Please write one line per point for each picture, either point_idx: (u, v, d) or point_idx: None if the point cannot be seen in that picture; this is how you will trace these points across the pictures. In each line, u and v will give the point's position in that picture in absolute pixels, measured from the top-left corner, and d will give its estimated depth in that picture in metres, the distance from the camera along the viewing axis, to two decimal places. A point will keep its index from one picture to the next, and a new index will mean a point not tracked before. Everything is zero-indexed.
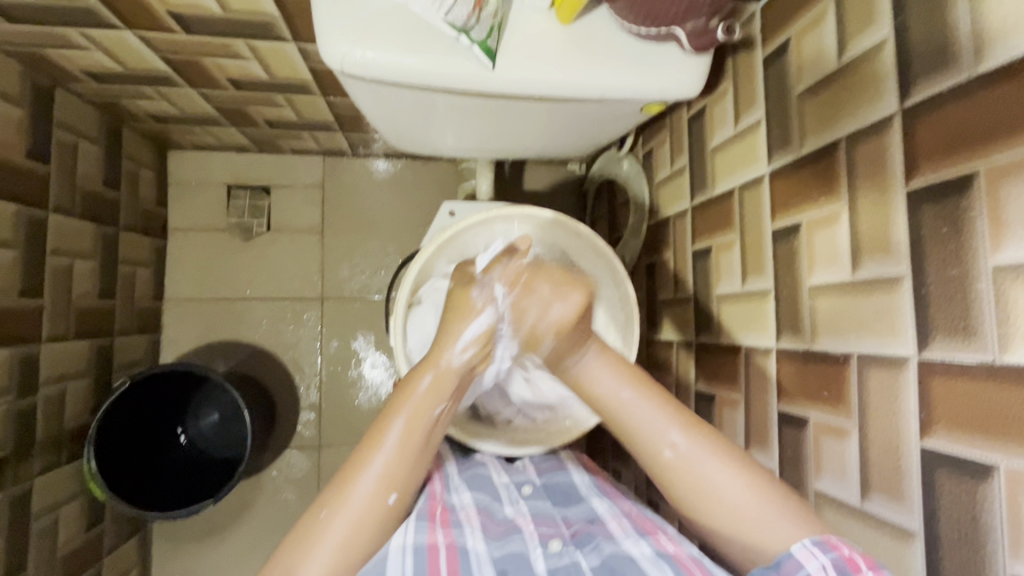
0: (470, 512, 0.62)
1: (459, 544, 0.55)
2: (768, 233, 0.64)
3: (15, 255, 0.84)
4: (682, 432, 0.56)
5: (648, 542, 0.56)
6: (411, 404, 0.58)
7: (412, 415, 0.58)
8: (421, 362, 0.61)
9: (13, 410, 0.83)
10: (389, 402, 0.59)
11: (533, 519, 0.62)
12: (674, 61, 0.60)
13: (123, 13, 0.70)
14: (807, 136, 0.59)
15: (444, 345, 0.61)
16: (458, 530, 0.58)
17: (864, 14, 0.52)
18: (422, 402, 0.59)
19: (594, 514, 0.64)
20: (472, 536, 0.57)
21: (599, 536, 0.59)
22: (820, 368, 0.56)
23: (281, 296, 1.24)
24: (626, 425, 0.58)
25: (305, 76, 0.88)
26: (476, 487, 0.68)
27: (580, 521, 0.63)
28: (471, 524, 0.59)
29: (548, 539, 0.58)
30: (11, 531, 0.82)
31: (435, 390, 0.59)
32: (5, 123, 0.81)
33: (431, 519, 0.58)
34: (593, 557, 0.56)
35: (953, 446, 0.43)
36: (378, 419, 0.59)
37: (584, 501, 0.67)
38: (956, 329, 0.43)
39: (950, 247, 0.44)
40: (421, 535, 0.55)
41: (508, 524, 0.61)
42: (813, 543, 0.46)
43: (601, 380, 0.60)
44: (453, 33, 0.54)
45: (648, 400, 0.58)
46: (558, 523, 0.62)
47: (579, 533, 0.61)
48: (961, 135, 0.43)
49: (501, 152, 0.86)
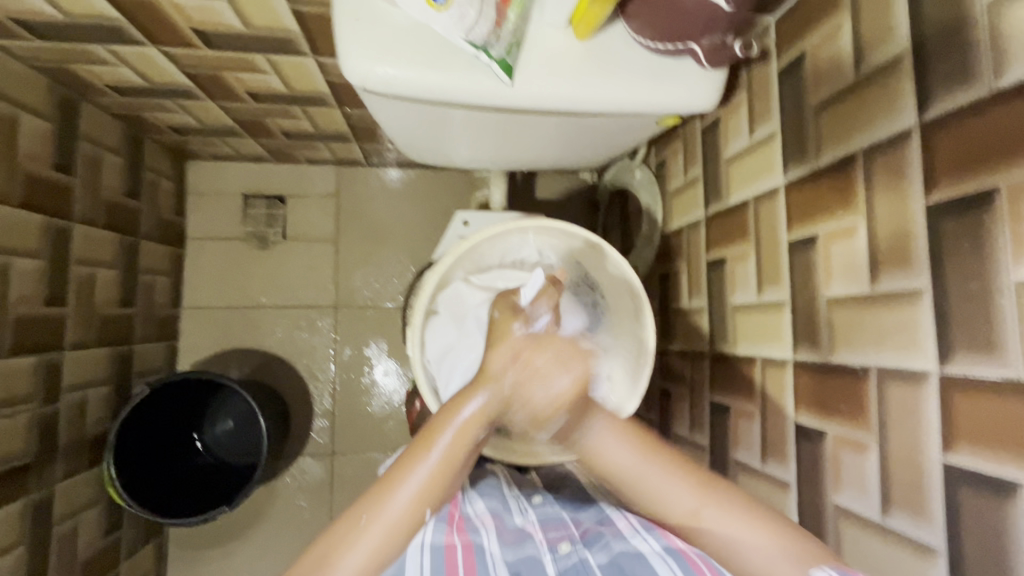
0: (484, 517, 0.63)
1: (476, 544, 0.58)
2: (784, 244, 0.64)
3: (40, 265, 0.86)
4: (696, 497, 0.53)
5: (657, 536, 0.56)
6: (459, 421, 0.56)
7: (457, 432, 0.56)
8: (472, 383, 0.58)
9: (36, 416, 0.85)
10: (435, 416, 0.57)
11: (543, 525, 0.64)
12: (690, 75, 0.60)
13: (149, 30, 0.72)
14: (823, 148, 0.59)
15: (495, 368, 0.59)
16: (474, 531, 0.60)
17: (881, 28, 0.52)
18: (468, 420, 0.57)
19: (602, 514, 0.65)
20: (487, 538, 0.60)
21: (607, 534, 0.60)
22: (839, 380, 0.56)
23: (296, 304, 1.26)
24: (639, 491, 0.56)
25: (322, 89, 0.89)
26: (488, 494, 0.68)
27: (589, 522, 0.65)
28: (486, 527, 0.61)
29: (557, 543, 0.61)
30: (33, 536, 0.83)
31: (485, 412, 0.57)
32: (32, 136, 0.83)
33: (448, 521, 0.60)
34: (601, 555, 0.58)
35: (976, 461, 0.43)
36: (423, 430, 0.57)
37: (593, 503, 0.68)
38: (978, 344, 0.43)
39: (972, 262, 0.43)
40: (439, 535, 0.58)
41: (519, 532, 0.63)
42: (838, 573, 0.44)
43: (611, 451, 0.57)
44: (472, 50, 0.55)
45: (657, 463, 0.56)
46: (568, 525, 0.64)
47: (588, 532, 0.63)
48: (982, 149, 0.42)
49: (516, 163, 0.87)
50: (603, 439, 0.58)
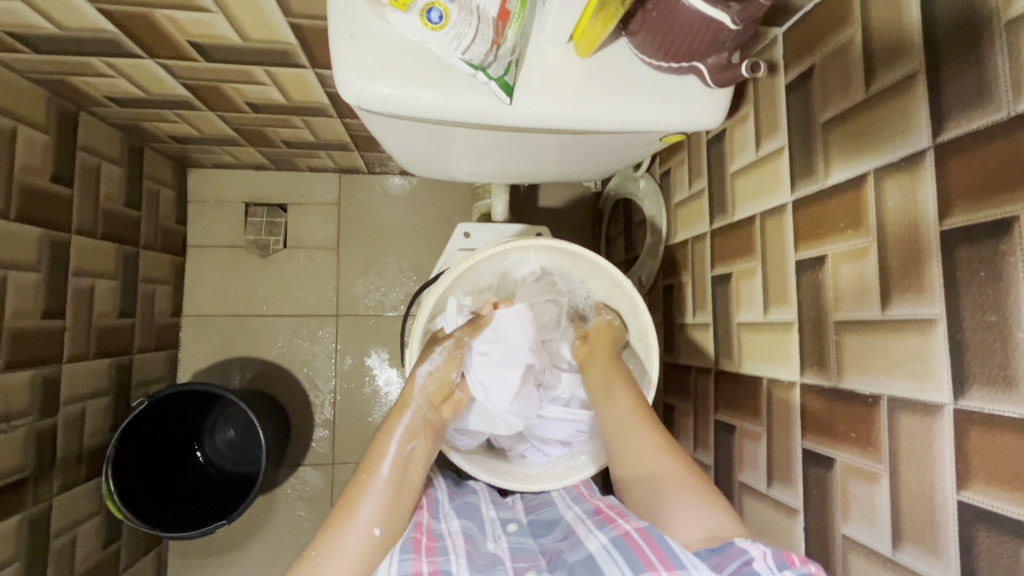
0: (456, 539, 0.60)
1: (444, 572, 0.53)
2: (792, 263, 0.63)
3: (38, 278, 0.86)
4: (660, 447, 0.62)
5: (608, 530, 0.56)
6: (391, 442, 0.64)
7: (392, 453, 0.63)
8: (395, 408, 0.67)
9: (34, 430, 0.84)
10: (371, 447, 0.64)
11: (513, 554, 0.60)
12: (694, 93, 0.59)
13: (144, 43, 0.71)
14: (832, 166, 0.57)
15: (409, 390, 0.68)
16: (443, 556, 0.56)
17: (894, 45, 0.50)
18: (399, 439, 0.64)
19: (566, 530, 0.62)
20: (457, 563, 0.55)
21: (566, 548, 0.58)
22: (847, 406, 0.54)
23: (297, 313, 1.25)
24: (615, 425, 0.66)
25: (322, 100, 0.88)
26: (465, 514, 0.66)
27: (554, 544, 0.61)
28: (457, 551, 0.57)
29: (524, 573, 0.57)
30: (30, 550, 0.83)
31: (408, 429, 0.65)
32: (29, 149, 0.82)
33: (416, 548, 0.56)
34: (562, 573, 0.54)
35: (993, 501, 0.41)
36: (363, 464, 0.63)
37: (558, 522, 0.65)
38: (995, 379, 0.41)
39: (989, 291, 0.42)
40: (406, 564, 0.53)
41: (492, 557, 0.59)
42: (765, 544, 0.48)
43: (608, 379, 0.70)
44: (470, 70, 0.54)
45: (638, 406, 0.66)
46: (537, 555, 0.60)
47: (553, 556, 0.59)
48: (1001, 175, 0.41)
49: (519, 178, 0.85)
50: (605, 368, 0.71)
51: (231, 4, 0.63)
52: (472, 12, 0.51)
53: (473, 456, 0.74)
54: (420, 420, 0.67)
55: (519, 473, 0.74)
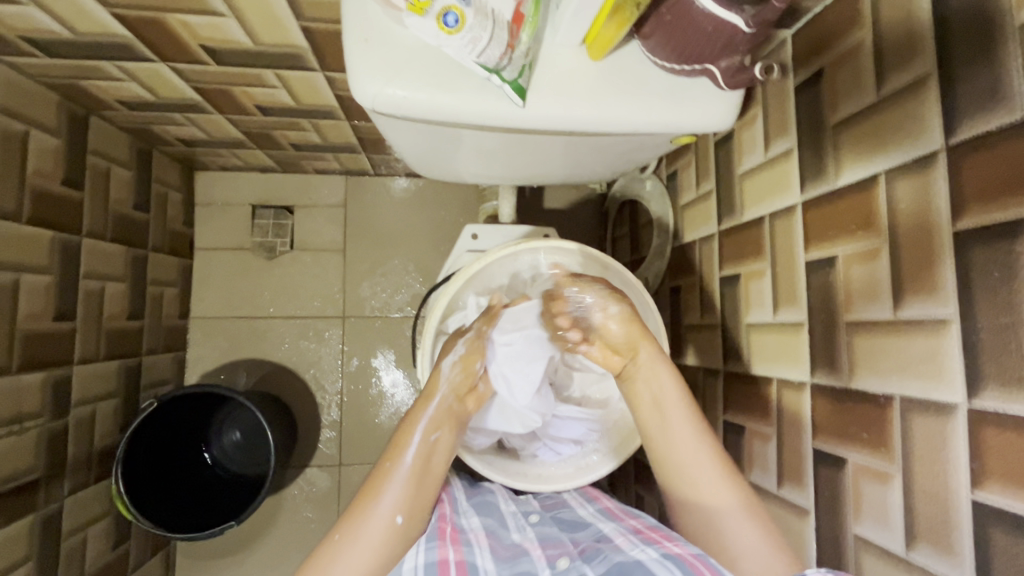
0: (479, 533, 0.61)
1: (470, 562, 0.55)
2: (802, 264, 0.63)
3: (50, 280, 0.86)
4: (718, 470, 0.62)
5: (655, 547, 0.54)
6: (417, 432, 0.64)
7: (415, 442, 0.64)
8: (419, 400, 0.67)
9: (45, 432, 0.85)
10: (397, 434, 0.65)
11: (541, 543, 0.60)
12: (706, 95, 0.59)
13: (157, 47, 0.72)
14: (842, 168, 0.57)
15: (433, 383, 0.68)
16: (468, 547, 0.58)
17: (904, 48, 0.51)
18: (424, 429, 0.65)
19: (600, 533, 0.61)
20: (482, 555, 0.57)
21: (606, 550, 0.57)
22: (858, 406, 0.55)
23: (304, 314, 1.25)
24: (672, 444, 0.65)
25: (330, 102, 0.89)
26: (484, 510, 0.66)
27: (588, 540, 0.61)
28: (480, 544, 0.58)
29: (556, 558, 0.57)
30: (41, 552, 0.83)
31: (433, 420, 0.66)
32: (41, 152, 0.83)
33: (441, 537, 0.58)
34: (601, 566, 0.54)
35: (1008, 501, 0.41)
36: (387, 451, 0.64)
37: (590, 524, 0.64)
38: (1009, 379, 0.41)
39: (1003, 292, 0.42)
40: (433, 553, 0.56)
41: (517, 547, 0.59)
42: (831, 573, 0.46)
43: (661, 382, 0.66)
44: (484, 73, 0.54)
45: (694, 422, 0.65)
46: (566, 542, 0.60)
47: (587, 549, 0.59)
48: (1015, 176, 0.41)
49: (526, 180, 0.85)
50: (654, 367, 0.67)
51: (243, 7, 0.63)
52: (487, 16, 0.51)
53: (487, 457, 0.75)
54: (445, 411, 0.67)
55: (531, 473, 0.74)
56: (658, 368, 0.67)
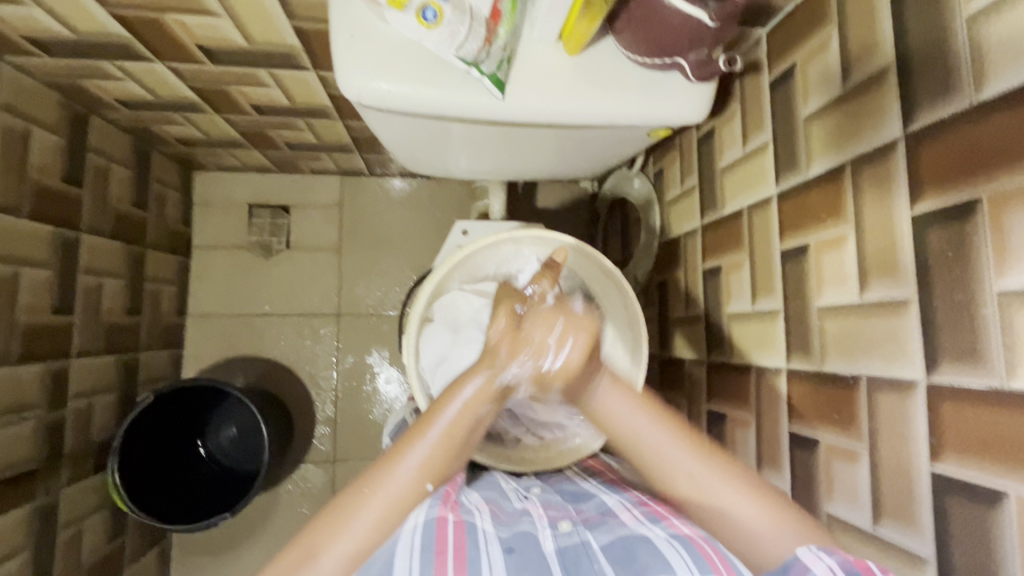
0: (479, 501, 0.61)
1: (468, 523, 0.55)
2: (777, 254, 0.65)
3: (50, 274, 0.88)
4: (696, 459, 0.55)
5: (662, 525, 0.54)
6: (464, 398, 0.58)
7: (462, 407, 0.58)
8: (472, 365, 0.60)
9: (43, 423, 0.86)
10: (438, 398, 0.58)
11: (544, 506, 0.63)
12: (679, 91, 0.61)
13: (154, 46, 0.74)
14: (813, 159, 0.60)
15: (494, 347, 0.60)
16: (467, 511, 0.57)
17: (868, 41, 0.53)
18: (473, 398, 0.58)
19: (604, 505, 0.62)
20: (481, 518, 0.57)
21: (610, 520, 0.58)
22: (829, 389, 0.56)
23: (299, 312, 1.27)
24: (639, 447, 0.58)
25: (324, 101, 0.91)
26: (485, 485, 0.68)
27: (591, 509, 0.62)
28: (480, 509, 0.59)
29: (557, 520, 0.59)
30: (39, 540, 0.85)
31: (483, 392, 0.59)
32: (42, 150, 0.85)
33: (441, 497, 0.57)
34: (604, 536, 0.56)
35: (964, 471, 0.43)
36: (427, 409, 0.58)
37: (594, 496, 0.65)
38: (964, 354, 0.43)
39: (956, 271, 0.44)
40: (432, 510, 0.55)
41: (517, 511, 0.61)
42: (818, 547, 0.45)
43: (617, 408, 0.60)
44: (464, 67, 0.56)
45: (663, 427, 0.58)
46: (568, 509, 0.63)
47: (590, 517, 0.61)
48: (967, 160, 0.43)
49: (515, 174, 0.87)
50: (608, 398, 0.60)
51: (237, 8, 0.66)
52: (465, 12, 0.53)
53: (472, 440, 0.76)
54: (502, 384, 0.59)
55: (514, 458, 0.76)
56: (611, 398, 0.60)
